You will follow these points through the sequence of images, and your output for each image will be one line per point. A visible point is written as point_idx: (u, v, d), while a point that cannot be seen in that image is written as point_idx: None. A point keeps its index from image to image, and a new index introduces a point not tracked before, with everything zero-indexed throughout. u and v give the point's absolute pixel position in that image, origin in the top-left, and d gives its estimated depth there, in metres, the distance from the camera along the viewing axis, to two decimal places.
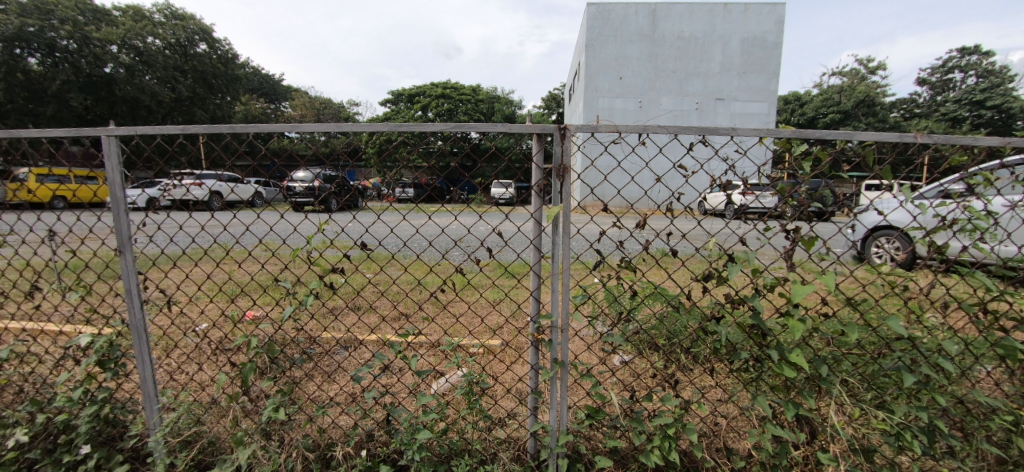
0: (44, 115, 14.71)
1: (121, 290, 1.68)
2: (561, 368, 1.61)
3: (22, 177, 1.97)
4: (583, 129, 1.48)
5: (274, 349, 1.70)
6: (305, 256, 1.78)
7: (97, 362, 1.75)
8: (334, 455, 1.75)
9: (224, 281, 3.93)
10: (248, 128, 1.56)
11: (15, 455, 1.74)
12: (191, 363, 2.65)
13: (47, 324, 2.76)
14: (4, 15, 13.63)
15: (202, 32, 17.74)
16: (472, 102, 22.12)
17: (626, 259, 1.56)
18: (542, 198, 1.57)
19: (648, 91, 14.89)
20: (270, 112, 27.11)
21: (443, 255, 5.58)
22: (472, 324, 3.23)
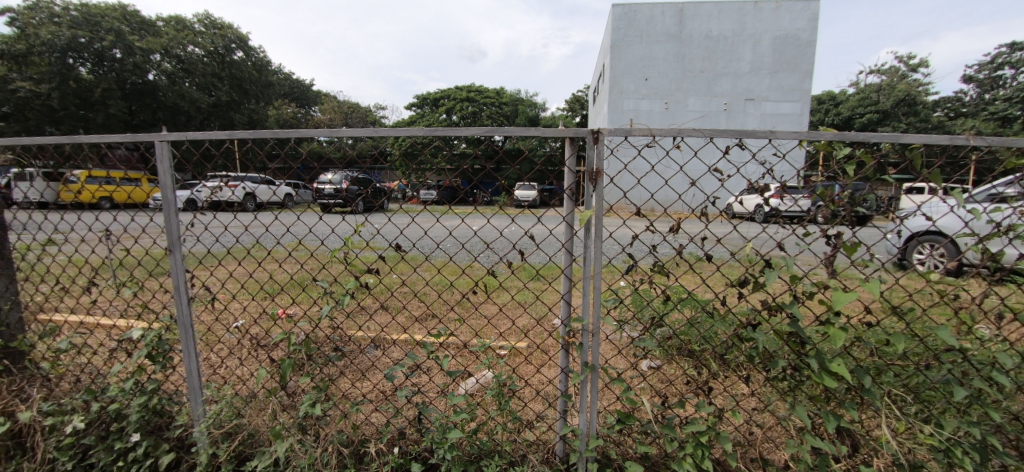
0: (95, 121, 15.63)
1: (171, 287, 1.76)
2: (591, 371, 1.60)
3: (78, 180, 2.08)
4: (616, 132, 1.46)
5: (311, 347, 1.77)
6: (342, 257, 1.83)
7: (148, 355, 1.85)
8: (367, 451, 1.80)
9: (263, 281, 4.10)
10: (287, 133, 1.59)
11: (73, 441, 1.85)
12: (232, 358, 2.76)
13: (102, 319, 2.93)
14: (57, 28, 14.54)
15: (239, 40, 18.45)
16: (496, 105, 22.37)
17: (659, 263, 1.53)
18: (574, 201, 1.57)
19: (676, 92, 14.64)
20: (302, 117, 28.02)
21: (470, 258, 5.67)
22: (499, 324, 3.27)
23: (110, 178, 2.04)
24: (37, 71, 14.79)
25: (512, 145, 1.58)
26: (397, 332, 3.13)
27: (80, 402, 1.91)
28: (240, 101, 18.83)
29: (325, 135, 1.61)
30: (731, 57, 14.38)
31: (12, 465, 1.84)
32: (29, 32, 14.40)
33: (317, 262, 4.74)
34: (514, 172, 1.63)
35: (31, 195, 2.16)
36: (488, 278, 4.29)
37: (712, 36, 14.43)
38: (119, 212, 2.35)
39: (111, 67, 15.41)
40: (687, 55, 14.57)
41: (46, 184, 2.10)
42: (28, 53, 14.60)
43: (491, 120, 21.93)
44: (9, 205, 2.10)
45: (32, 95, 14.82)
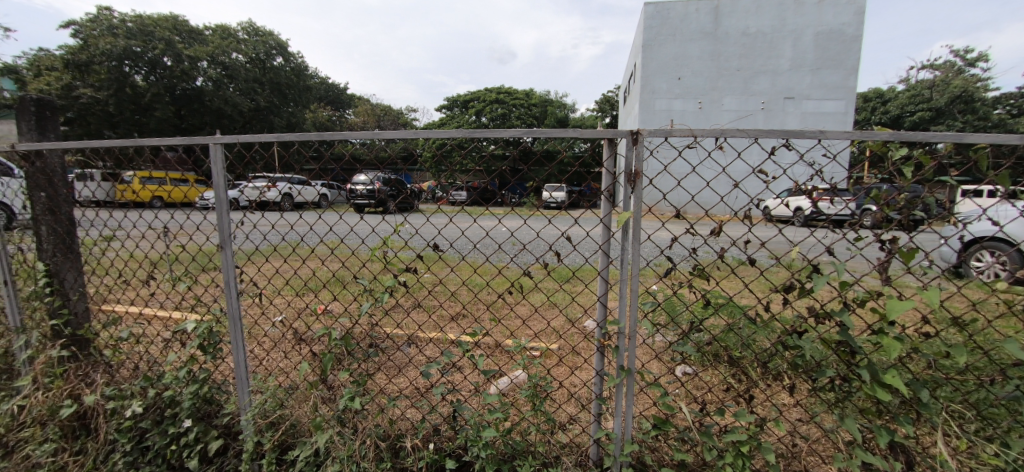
0: (148, 125, 16.62)
1: (221, 282, 1.85)
2: (627, 375, 1.59)
3: (131, 180, 2.19)
4: (657, 133, 1.43)
5: (350, 343, 1.83)
6: (382, 255, 1.88)
7: (200, 345, 1.95)
8: (403, 446, 1.84)
9: (305, 277, 4.27)
10: (332, 136, 1.65)
11: (132, 424, 1.97)
12: (276, 351, 2.89)
13: (156, 311, 3.12)
14: (114, 38, 15.55)
15: (278, 47, 19.27)
16: (526, 107, 22.44)
17: (699, 266, 1.49)
18: (611, 203, 1.56)
19: (711, 91, 14.26)
20: (338, 120, 28.92)
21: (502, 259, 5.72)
22: (530, 325, 3.28)
23: (163, 178, 2.16)
24: (98, 79, 15.86)
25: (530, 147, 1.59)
26: (431, 330, 3.20)
27: (137, 388, 2.03)
28: (280, 105, 19.60)
29: (366, 138, 1.66)
30: (770, 54, 13.90)
31: (78, 444, 1.98)
32: (91, 43, 15.46)
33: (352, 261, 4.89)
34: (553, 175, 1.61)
35: (89, 194, 2.29)
36: (522, 278, 4.32)
37: (750, 33, 13.98)
38: (170, 211, 2.47)
39: (162, 74, 16.36)
40: (723, 53, 14.16)
41: (104, 183, 2.23)
42: (89, 63, 15.68)
43: (521, 121, 21.99)
44: (75, 203, 2.27)
45: (93, 101, 15.91)
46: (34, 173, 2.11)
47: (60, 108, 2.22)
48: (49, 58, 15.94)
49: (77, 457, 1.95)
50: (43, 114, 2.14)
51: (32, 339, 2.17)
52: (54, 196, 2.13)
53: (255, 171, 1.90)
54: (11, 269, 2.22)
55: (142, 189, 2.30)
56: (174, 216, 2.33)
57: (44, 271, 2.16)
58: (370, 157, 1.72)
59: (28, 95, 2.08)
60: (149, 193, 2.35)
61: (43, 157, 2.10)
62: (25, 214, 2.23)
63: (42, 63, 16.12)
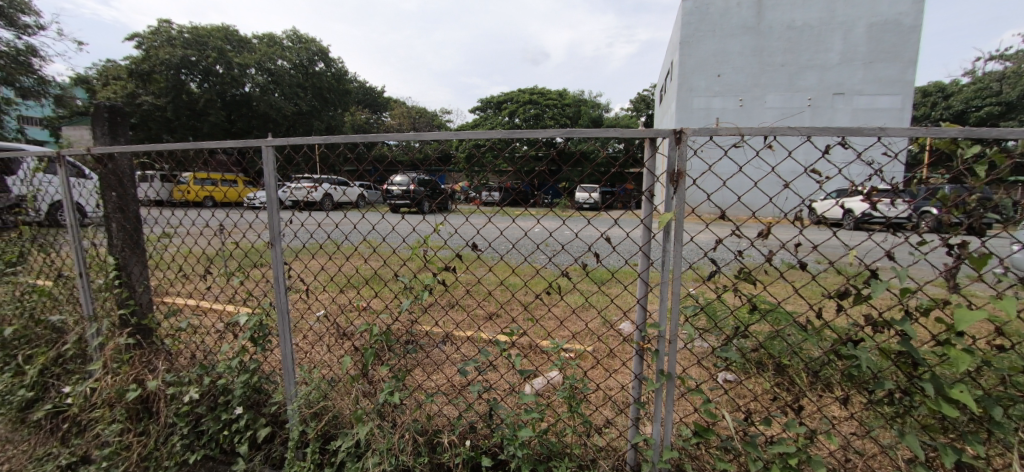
0: (202, 129, 17.63)
1: (271, 277, 1.94)
2: (667, 380, 1.55)
3: (188, 181, 2.32)
4: (701, 132, 1.38)
5: (390, 339, 1.87)
6: (422, 254, 1.92)
7: (251, 337, 2.04)
8: (440, 441, 1.87)
9: (344, 275, 4.42)
10: (373, 136, 1.68)
11: (189, 409, 2.09)
12: (318, 345, 3.00)
13: (209, 304, 3.30)
14: (173, 49, 16.59)
15: (320, 53, 20.07)
16: (559, 106, 22.36)
17: (745, 269, 1.43)
18: (652, 204, 1.52)
19: (753, 87, 13.70)
20: (377, 122, 29.71)
21: (535, 260, 5.71)
22: (563, 326, 3.27)
23: (215, 178, 2.28)
24: (158, 87, 16.98)
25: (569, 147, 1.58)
26: (466, 328, 3.24)
27: (194, 375, 2.15)
28: (321, 108, 20.35)
29: (405, 139, 1.68)
30: (818, 48, 13.25)
31: (141, 425, 2.12)
32: (151, 54, 16.56)
33: (388, 259, 5.02)
34: (591, 176, 1.59)
35: (151, 194, 2.44)
36: (556, 280, 4.30)
37: (796, 27, 13.36)
38: (222, 210, 2.60)
39: (214, 81, 17.32)
40: (767, 48, 13.58)
41: (164, 184, 2.37)
42: (151, 72, 16.82)
43: (554, 121, 21.92)
44: (141, 202, 2.44)
45: (154, 108, 17.05)
46: (106, 175, 2.28)
47: (128, 114, 2.38)
48: (115, 68, 17.25)
49: (140, 438, 2.09)
50: (115, 120, 2.31)
51: (103, 327, 2.34)
52: (123, 196, 2.30)
53: (300, 173, 1.97)
54: (86, 262, 2.40)
55: (196, 189, 2.43)
56: (225, 215, 2.45)
57: (114, 264, 2.32)
58: (408, 159, 1.75)
59: (102, 103, 2.26)
60: (202, 193, 2.47)
61: (114, 160, 2.27)
62: (97, 212, 2.41)
63: (109, 74, 17.42)
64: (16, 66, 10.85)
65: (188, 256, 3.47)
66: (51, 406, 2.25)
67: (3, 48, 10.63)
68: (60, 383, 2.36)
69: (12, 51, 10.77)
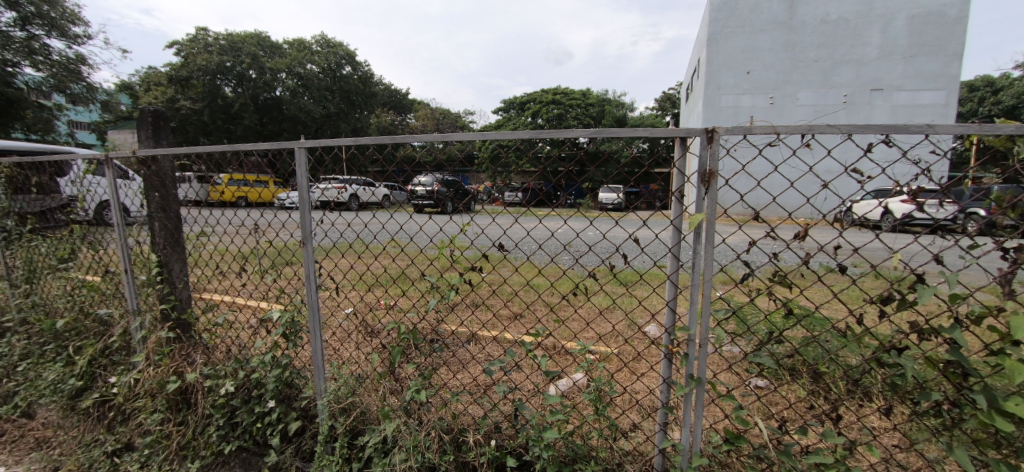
0: (236, 132, 18.28)
1: (303, 275, 1.99)
2: (697, 385, 1.51)
3: (222, 182, 2.39)
4: (734, 130, 1.34)
5: (417, 337, 1.89)
6: (448, 254, 1.93)
7: (283, 334, 2.10)
8: (465, 440, 1.87)
9: (370, 274, 4.50)
10: (400, 137, 1.69)
11: (225, 401, 2.16)
12: (347, 342, 3.06)
13: (242, 301, 3.41)
14: (209, 55, 17.26)
15: (347, 56, 20.50)
16: (582, 106, 22.22)
17: (780, 272, 1.38)
18: (682, 205, 1.49)
19: (784, 84, 13.25)
20: (402, 123, 30.17)
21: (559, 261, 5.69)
22: (587, 328, 3.24)
23: (248, 179, 2.35)
24: (196, 92, 17.69)
25: (594, 147, 1.56)
26: (489, 328, 3.25)
27: (229, 369, 2.22)
28: (348, 110, 20.78)
29: (432, 141, 1.70)
30: (854, 42, 12.74)
31: (180, 415, 2.21)
32: (189, 60, 17.26)
33: (413, 259, 5.09)
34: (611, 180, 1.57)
35: (190, 194, 2.54)
36: (580, 282, 4.26)
37: (831, 20, 12.87)
38: (255, 209, 2.68)
39: (248, 86, 17.92)
40: (800, 44, 13.14)
41: (201, 185, 2.45)
42: (188, 78, 17.54)
43: (577, 121, 21.78)
44: (181, 202, 2.54)
45: (192, 112, 17.78)
46: (150, 176, 2.39)
47: (170, 118, 2.48)
48: (156, 75, 18.08)
49: (179, 428, 2.18)
50: (158, 124, 2.42)
51: (145, 321, 2.44)
52: (165, 197, 2.40)
53: (328, 173, 2.01)
54: (130, 259, 2.51)
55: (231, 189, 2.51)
56: (258, 214, 2.53)
57: (156, 261, 2.43)
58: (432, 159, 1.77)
59: (147, 108, 2.36)
60: (237, 193, 2.55)
61: (157, 162, 2.37)
62: (141, 211, 2.52)
63: (151, 80, 18.26)
64: (67, 74, 11.56)
65: (222, 255, 3.60)
66: (98, 395, 2.37)
67: (56, 58, 11.36)
68: (106, 373, 2.48)
69: (64, 60, 11.50)
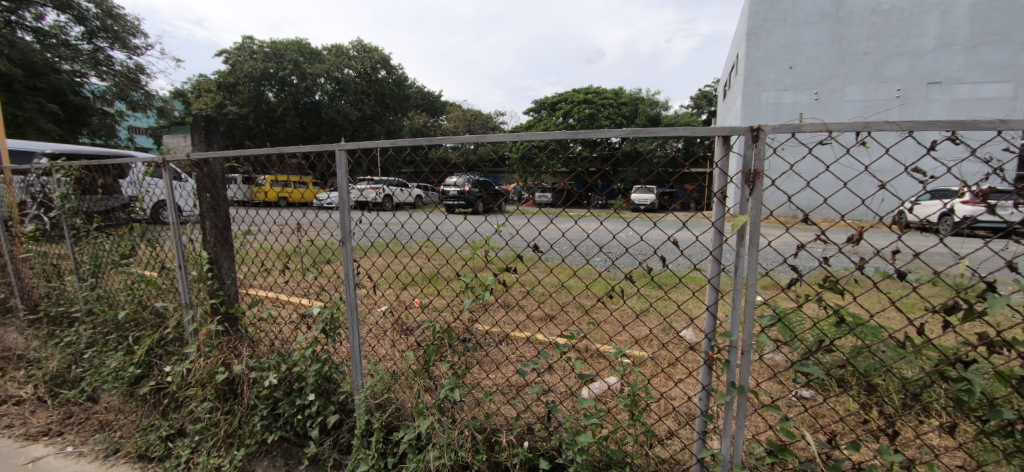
0: (279, 135, 19.06)
1: (342, 273, 2.04)
2: (739, 393, 1.44)
3: (265, 183, 2.49)
4: (781, 129, 1.28)
5: (451, 336, 1.90)
6: (482, 255, 1.94)
7: (323, 330, 2.16)
8: (498, 440, 1.87)
9: (403, 274, 4.59)
10: (437, 139, 1.72)
11: (268, 392, 2.25)
12: (382, 339, 3.11)
13: (284, 297, 3.55)
14: (255, 62, 18.09)
15: (382, 60, 20.96)
16: (615, 106, 21.94)
17: (830, 277, 1.31)
18: (724, 207, 1.43)
19: (831, 79, 12.65)
20: (434, 125, 30.62)
21: (590, 263, 5.63)
22: (620, 331, 3.19)
23: (288, 181, 2.43)
24: (242, 97, 18.54)
25: (630, 147, 1.53)
26: (519, 329, 3.25)
27: (272, 362, 2.30)
28: (383, 113, 21.25)
29: (465, 141, 1.72)
30: (909, 33, 12.01)
31: (227, 404, 2.31)
32: (236, 68, 18.12)
33: (444, 259, 5.16)
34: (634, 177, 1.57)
35: (237, 195, 2.65)
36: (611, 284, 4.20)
37: (882, 10, 12.20)
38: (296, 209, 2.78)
39: (290, 91, 18.64)
40: (848, 36, 12.50)
41: (247, 186, 2.57)
42: (235, 84, 18.41)
43: (609, 121, 21.52)
44: (229, 202, 2.66)
45: (238, 117, 18.67)
46: (202, 178, 2.52)
47: (220, 123, 2.61)
48: (207, 82, 19.12)
49: (226, 416, 2.28)
50: (209, 128, 2.55)
51: (197, 314, 2.56)
52: (216, 197, 2.53)
53: (365, 174, 2.05)
54: (184, 255, 2.64)
55: (272, 190, 2.61)
56: (297, 214, 2.60)
57: (207, 258, 2.55)
58: (460, 158, 1.77)
59: (200, 114, 2.50)
60: (278, 194, 2.65)
61: (209, 164, 2.49)
62: (194, 211, 2.66)
63: (202, 88, 19.28)
64: (127, 81, 12.36)
65: (265, 253, 3.75)
66: (154, 383, 2.51)
67: (118, 68, 12.22)
68: (161, 362, 2.63)
69: (125, 70, 12.36)
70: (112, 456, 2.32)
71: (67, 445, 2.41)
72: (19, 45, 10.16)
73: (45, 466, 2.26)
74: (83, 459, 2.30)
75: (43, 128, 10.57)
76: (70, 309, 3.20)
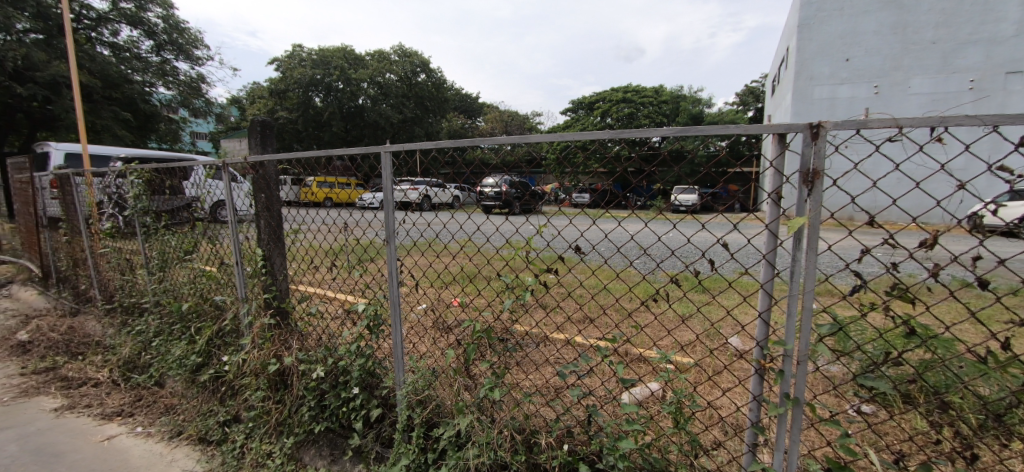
0: (324, 137, 19.82)
1: (385, 271, 2.09)
2: (794, 405, 1.37)
3: (312, 184, 2.58)
4: (845, 125, 1.20)
5: (492, 336, 1.90)
6: (523, 256, 1.94)
7: (368, 326, 2.22)
8: (537, 442, 1.86)
9: (442, 274, 4.66)
10: (479, 140, 1.76)
11: (316, 384, 2.32)
12: (421, 336, 3.16)
13: (330, 293, 3.68)
14: (304, 69, 18.93)
15: (422, 64, 21.40)
16: (655, 105, 21.42)
17: (899, 284, 1.22)
18: (779, 208, 1.36)
19: (893, 71, 11.83)
20: (472, 127, 30.94)
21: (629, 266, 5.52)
22: (661, 336, 3.11)
23: (333, 183, 2.51)
24: (292, 103, 19.41)
25: (677, 147, 1.48)
26: (557, 332, 3.22)
27: (320, 355, 2.38)
28: (422, 115, 21.72)
29: (505, 142, 1.72)
30: (984, 20, 11.06)
31: (279, 394, 2.41)
32: (287, 75, 18.99)
33: (481, 260, 5.20)
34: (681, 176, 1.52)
35: (288, 195, 2.77)
36: (651, 287, 4.11)
37: None
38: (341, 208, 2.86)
39: (336, 95, 19.37)
40: (913, 24, 11.66)
41: (295, 187, 2.68)
42: (285, 90, 19.25)
43: (648, 120, 21.04)
44: (282, 202, 2.78)
45: (288, 121, 19.57)
46: (258, 179, 2.66)
47: (274, 127, 2.74)
48: (260, 89, 20.18)
49: (278, 406, 2.39)
50: (265, 132, 2.69)
51: (252, 307, 2.69)
52: (270, 197, 2.66)
53: (407, 174, 2.08)
54: (241, 252, 2.78)
55: (319, 191, 2.71)
56: (340, 214, 2.67)
57: (261, 255, 2.68)
58: (500, 158, 1.78)
59: (257, 119, 2.65)
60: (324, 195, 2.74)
61: (264, 166, 2.62)
62: (250, 210, 2.80)
63: (256, 94, 20.33)
64: (190, 90, 13.22)
65: (313, 250, 3.91)
66: (213, 371, 2.66)
67: (182, 78, 13.09)
68: (220, 352, 2.77)
69: (188, 80, 13.23)
70: (175, 438, 2.48)
71: (138, 425, 2.60)
72: (98, 59, 11.04)
73: (117, 444, 2.44)
74: (151, 439, 2.48)
75: (117, 134, 11.44)
76: (140, 300, 3.44)
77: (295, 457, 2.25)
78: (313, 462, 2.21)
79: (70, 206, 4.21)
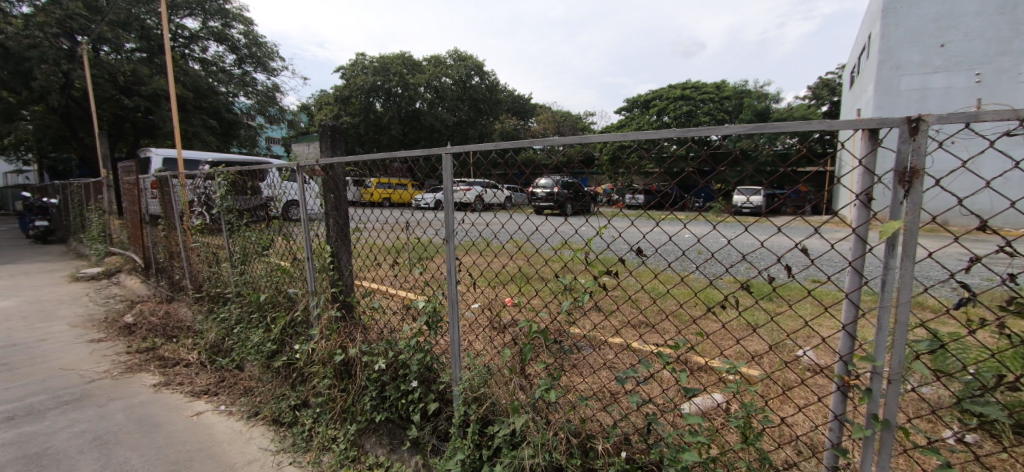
0: (384, 140, 20.68)
1: (444, 270, 2.12)
2: (882, 428, 1.24)
3: (374, 186, 2.68)
4: (951, 118, 1.06)
5: (548, 338, 1.87)
6: (582, 257, 1.89)
7: (426, 322, 2.27)
8: (594, 447, 1.81)
9: (490, 274, 4.71)
10: (533, 141, 1.74)
11: (377, 376, 2.41)
12: (473, 333, 3.20)
13: (388, 288, 3.82)
14: (366, 76, 19.87)
15: (476, 67, 21.80)
16: (714, 102, 20.43)
17: (1017, 298, 1.07)
18: (869, 211, 1.23)
19: (999, 56, 10.57)
20: (523, 128, 31.09)
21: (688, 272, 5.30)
22: (725, 346, 2.94)
23: (394, 184, 2.59)
24: (354, 108, 20.38)
25: (751, 144, 1.37)
26: (611, 336, 3.14)
27: (381, 348, 2.45)
28: (476, 117, 22.14)
29: (561, 141, 1.69)
30: None
31: (343, 383, 2.52)
32: (351, 82, 19.99)
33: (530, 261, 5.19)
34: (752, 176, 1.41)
35: (352, 195, 2.89)
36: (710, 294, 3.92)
37: None
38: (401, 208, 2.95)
39: (395, 100, 20.17)
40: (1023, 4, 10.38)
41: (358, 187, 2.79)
42: (349, 96, 20.28)
43: (708, 118, 20.13)
44: (348, 202, 2.92)
45: (352, 125, 20.60)
46: (327, 180, 2.81)
47: (341, 131, 2.87)
48: (326, 96, 21.39)
49: (342, 394, 2.50)
50: (334, 136, 2.83)
51: (320, 300, 2.83)
52: (338, 197, 2.81)
53: (466, 175, 2.10)
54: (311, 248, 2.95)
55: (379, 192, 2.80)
56: (398, 214, 2.74)
57: (330, 252, 2.83)
58: (555, 159, 1.74)
59: (326, 123, 2.80)
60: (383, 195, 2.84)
61: (333, 168, 2.76)
62: (319, 208, 2.94)
63: (324, 100, 21.55)
64: (266, 99, 14.24)
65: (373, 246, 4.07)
66: (286, 359, 2.84)
67: (259, 88, 14.15)
68: (292, 340, 2.95)
69: (265, 89, 14.26)
70: (253, 418, 2.67)
71: (221, 404, 2.83)
72: (190, 74, 12.21)
73: (205, 420, 2.66)
74: (232, 418, 2.69)
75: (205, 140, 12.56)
76: (223, 290, 3.75)
77: (357, 444, 2.36)
78: (374, 449, 2.31)
79: (166, 205, 4.67)
